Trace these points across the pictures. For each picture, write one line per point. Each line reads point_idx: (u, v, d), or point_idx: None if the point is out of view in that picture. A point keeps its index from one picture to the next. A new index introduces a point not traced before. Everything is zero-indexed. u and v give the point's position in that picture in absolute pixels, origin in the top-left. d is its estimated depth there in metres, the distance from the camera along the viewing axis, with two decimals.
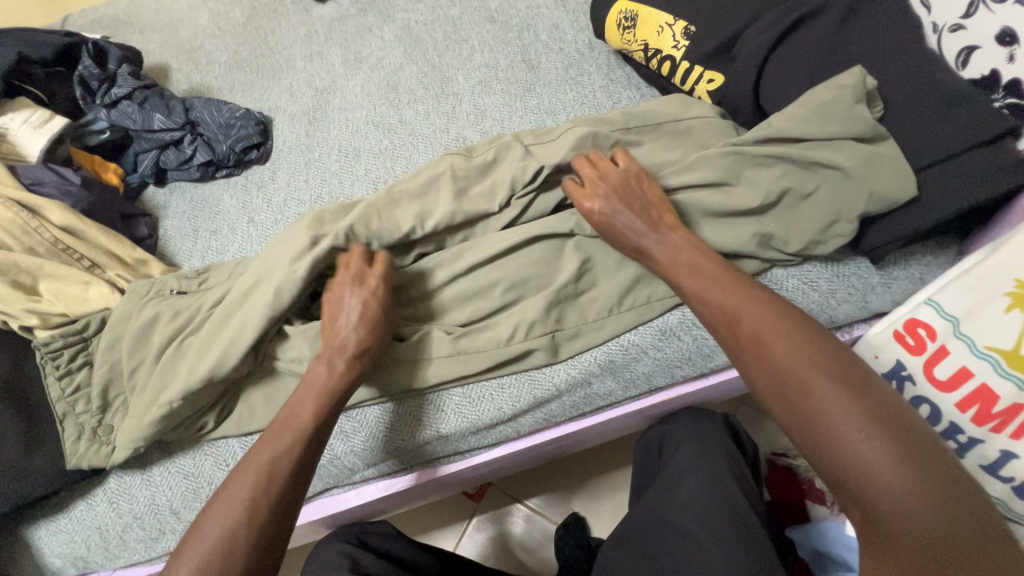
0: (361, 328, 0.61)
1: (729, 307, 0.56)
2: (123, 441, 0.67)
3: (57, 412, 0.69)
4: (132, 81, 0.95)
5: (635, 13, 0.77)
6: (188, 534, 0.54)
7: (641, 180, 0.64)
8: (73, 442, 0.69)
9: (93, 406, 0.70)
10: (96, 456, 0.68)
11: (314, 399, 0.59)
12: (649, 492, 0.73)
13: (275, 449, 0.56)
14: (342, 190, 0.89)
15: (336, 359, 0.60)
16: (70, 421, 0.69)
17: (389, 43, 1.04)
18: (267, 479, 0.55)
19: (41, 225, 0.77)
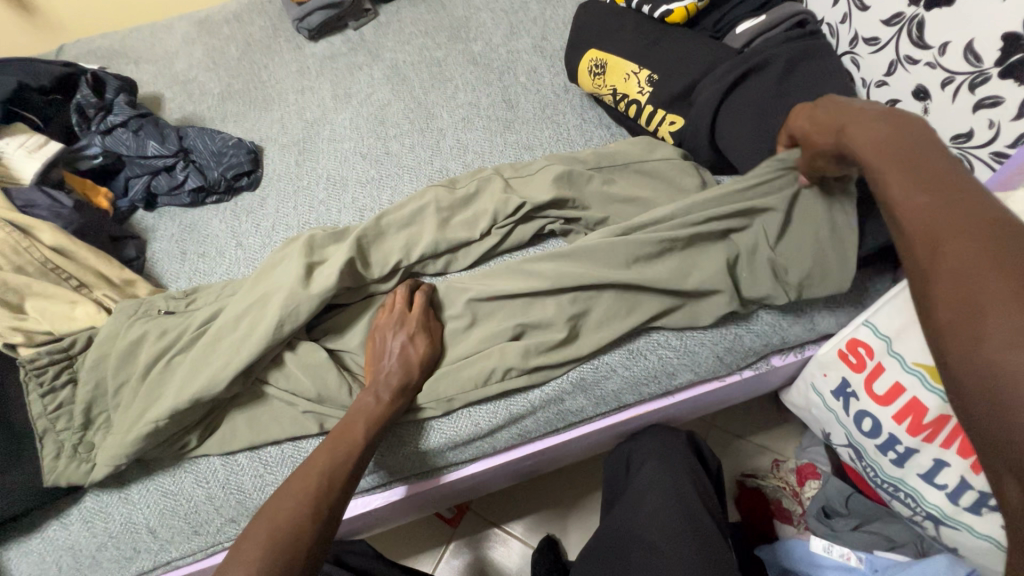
0: (402, 368, 0.67)
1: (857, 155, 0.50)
2: (105, 458, 0.68)
3: (37, 428, 0.69)
4: (128, 110, 0.99)
5: (604, 61, 0.84)
6: (238, 541, 0.54)
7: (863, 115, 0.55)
8: (53, 459, 0.69)
9: (75, 423, 0.71)
10: (75, 473, 0.69)
11: (365, 427, 0.62)
12: (617, 507, 0.76)
13: (335, 459, 0.59)
14: (329, 216, 0.93)
15: (382, 391, 0.65)
16: (48, 439, 0.69)
17: (377, 80, 1.11)
18: (326, 486, 0.57)
19: (32, 245, 0.79)
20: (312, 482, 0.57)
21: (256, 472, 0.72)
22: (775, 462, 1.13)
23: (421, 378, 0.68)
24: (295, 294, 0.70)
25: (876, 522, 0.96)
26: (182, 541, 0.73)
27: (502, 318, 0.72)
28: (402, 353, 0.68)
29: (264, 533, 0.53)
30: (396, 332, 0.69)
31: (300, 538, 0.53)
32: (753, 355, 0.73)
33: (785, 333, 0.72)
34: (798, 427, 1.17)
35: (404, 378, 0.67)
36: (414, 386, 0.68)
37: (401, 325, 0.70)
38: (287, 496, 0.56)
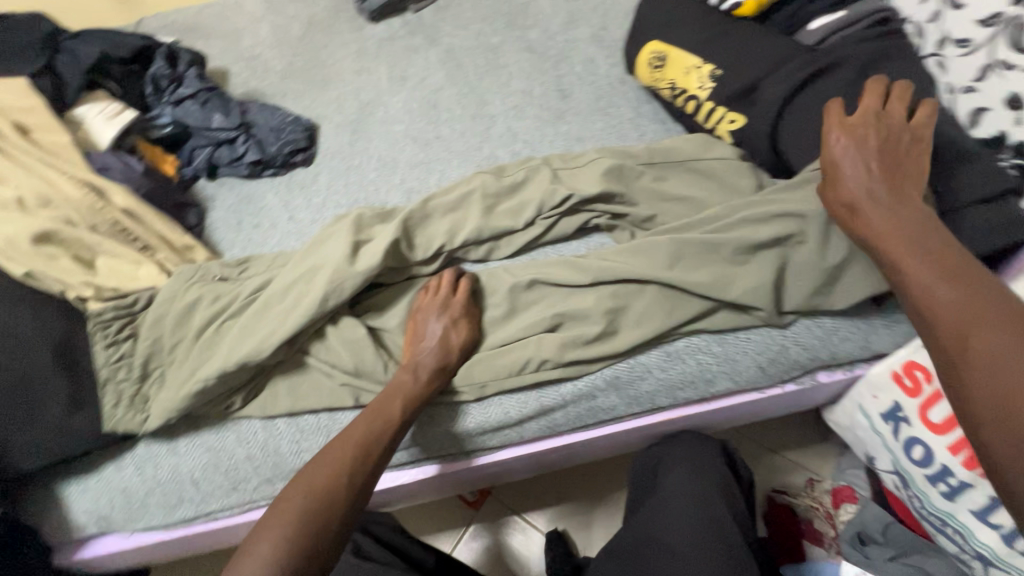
0: (441, 350, 0.68)
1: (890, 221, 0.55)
2: (158, 411, 0.73)
3: (100, 377, 0.75)
4: (197, 83, 1.03)
5: (665, 53, 0.81)
6: (276, 503, 0.55)
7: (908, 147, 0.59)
8: (113, 406, 0.74)
9: (133, 374, 0.76)
10: (131, 422, 0.74)
11: (401, 405, 0.63)
12: (642, 509, 0.75)
13: (371, 433, 0.61)
14: (377, 196, 0.95)
15: (421, 371, 0.66)
16: (109, 388, 0.75)
17: (432, 64, 1.11)
18: (363, 459, 0.59)
19: (105, 206, 0.84)
20: (349, 453, 0.58)
21: (293, 438, 0.75)
22: (809, 481, 1.09)
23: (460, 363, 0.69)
24: (342, 271, 0.72)
25: (915, 554, 0.92)
26: (221, 496, 0.77)
27: (542, 309, 0.72)
28: (443, 336, 0.69)
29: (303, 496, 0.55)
30: (438, 316, 0.70)
31: (335, 505, 0.55)
32: (798, 368, 0.70)
33: (836, 349, 0.68)
34: (837, 447, 1.12)
35: (442, 361, 0.68)
36: (451, 370, 0.68)
37: (443, 309, 0.71)
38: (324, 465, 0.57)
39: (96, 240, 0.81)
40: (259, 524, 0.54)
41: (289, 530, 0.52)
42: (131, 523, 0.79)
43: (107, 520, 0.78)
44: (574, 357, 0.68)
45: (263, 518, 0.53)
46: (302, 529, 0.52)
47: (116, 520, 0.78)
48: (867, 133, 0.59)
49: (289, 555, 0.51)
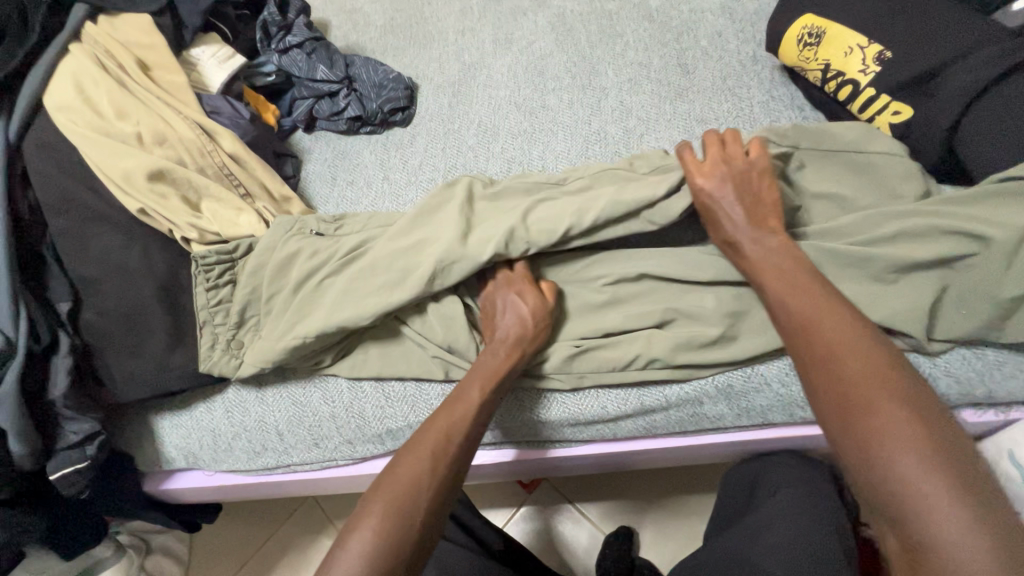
0: (514, 324, 0.64)
1: (810, 315, 0.54)
2: (254, 359, 0.73)
3: (199, 319, 0.76)
4: (305, 32, 1.02)
5: (822, 30, 0.72)
6: (363, 498, 0.55)
7: (762, 177, 0.63)
8: (209, 348, 0.75)
9: (231, 320, 0.76)
10: (226, 366, 0.75)
11: (478, 388, 0.60)
12: (734, 529, 0.70)
13: (449, 421, 0.58)
14: (476, 164, 0.91)
15: (497, 349, 0.63)
16: (206, 331, 0.76)
17: (541, 28, 1.05)
18: (441, 450, 0.56)
19: (214, 150, 0.84)
20: (424, 449, 0.56)
21: (379, 402, 0.74)
22: None
23: (542, 334, 0.65)
24: (447, 239, 0.68)
25: None
26: (302, 449, 0.78)
27: (654, 304, 0.66)
28: (513, 310, 0.65)
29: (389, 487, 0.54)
30: (504, 293, 0.67)
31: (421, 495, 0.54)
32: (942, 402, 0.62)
33: (995, 387, 0.59)
34: None
35: (519, 332, 0.64)
36: (531, 341, 0.64)
37: (507, 285, 0.67)
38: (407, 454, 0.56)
39: (204, 182, 0.81)
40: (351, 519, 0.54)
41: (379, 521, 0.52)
42: (216, 463, 0.81)
43: (194, 457, 0.81)
44: (687, 360, 0.63)
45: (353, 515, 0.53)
46: (391, 518, 0.52)
47: (202, 458, 0.81)
48: (737, 180, 0.62)
49: (375, 551, 0.50)
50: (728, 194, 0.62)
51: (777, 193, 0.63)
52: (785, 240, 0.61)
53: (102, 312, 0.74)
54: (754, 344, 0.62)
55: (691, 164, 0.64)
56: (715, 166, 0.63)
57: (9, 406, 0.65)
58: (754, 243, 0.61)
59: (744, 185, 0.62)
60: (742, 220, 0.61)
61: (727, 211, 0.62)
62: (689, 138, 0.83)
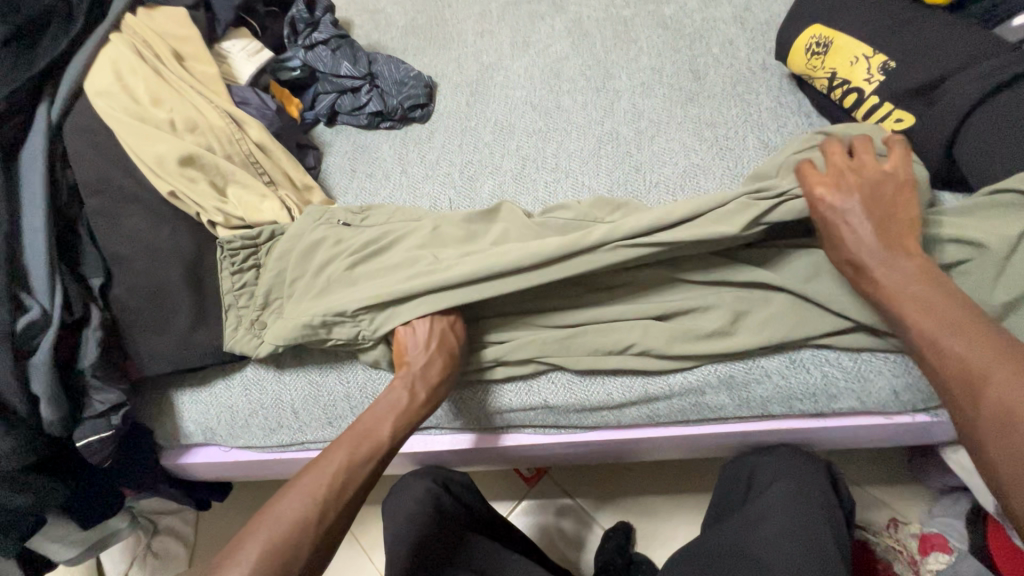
0: (437, 364, 0.66)
1: (972, 359, 0.49)
2: (271, 337, 0.75)
3: (225, 302, 0.79)
4: (331, 30, 1.06)
5: (829, 40, 0.75)
6: (253, 519, 0.57)
7: (900, 194, 0.59)
8: (233, 327, 0.79)
9: (255, 302, 0.79)
10: (246, 345, 0.78)
11: (391, 429, 0.63)
12: (731, 519, 0.72)
13: (353, 460, 0.60)
14: (491, 160, 0.94)
15: (417, 390, 0.65)
16: (231, 311, 0.79)
17: (558, 32, 1.09)
18: (340, 488, 0.58)
19: (242, 138, 0.88)
20: (326, 483, 0.58)
21: None
22: (891, 521, 1.01)
23: (451, 377, 0.66)
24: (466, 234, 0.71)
25: None
26: (316, 428, 0.81)
27: (658, 296, 0.68)
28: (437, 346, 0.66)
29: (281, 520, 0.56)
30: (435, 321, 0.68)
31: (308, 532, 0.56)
32: (936, 399, 0.64)
33: None
34: (931, 492, 1.03)
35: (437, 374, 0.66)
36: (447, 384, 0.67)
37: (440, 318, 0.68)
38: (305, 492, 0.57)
39: (231, 168, 0.85)
40: (237, 538, 0.56)
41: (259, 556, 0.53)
42: (233, 439, 0.84)
43: (212, 432, 0.84)
44: (690, 351, 0.65)
45: (238, 536, 0.55)
46: (272, 553, 0.54)
47: (220, 433, 0.84)
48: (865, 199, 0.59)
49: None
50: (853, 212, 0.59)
51: (914, 211, 0.58)
52: (921, 262, 0.56)
53: (132, 288, 0.77)
54: (755, 336, 0.65)
55: (815, 182, 0.61)
56: (842, 179, 0.60)
57: (41, 373, 0.68)
58: (887, 266, 0.56)
59: (875, 204, 0.59)
60: (869, 242, 0.57)
61: (854, 233, 0.58)
62: (699, 140, 0.86)
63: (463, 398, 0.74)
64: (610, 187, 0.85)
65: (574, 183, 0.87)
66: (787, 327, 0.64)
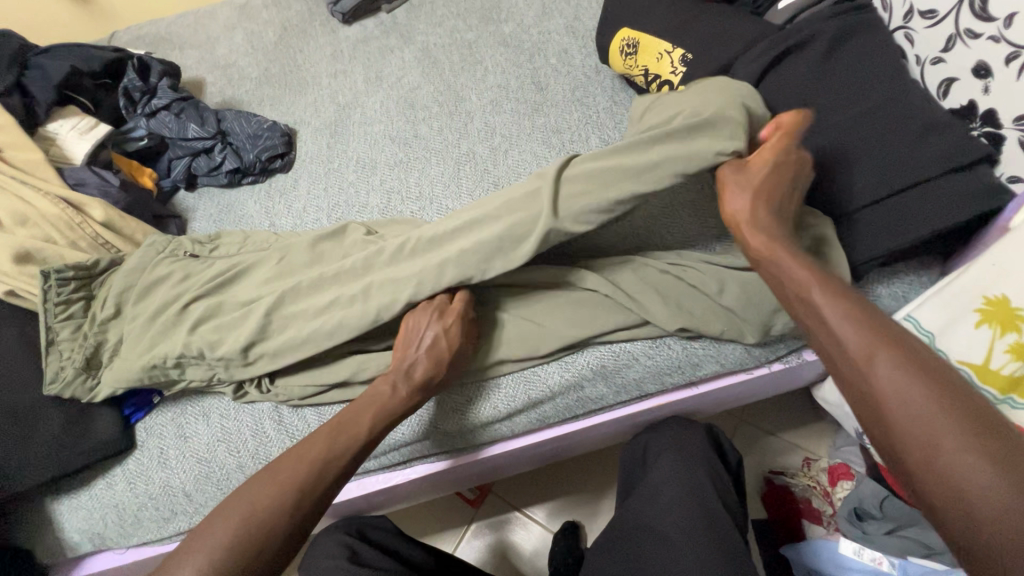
0: (428, 358, 0.65)
1: (864, 348, 0.48)
2: (116, 382, 0.74)
3: (58, 390, 0.73)
4: (170, 94, 1.03)
5: (636, 41, 0.82)
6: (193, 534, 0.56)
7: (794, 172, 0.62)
8: (54, 375, 0.74)
9: (87, 371, 0.76)
10: (80, 389, 0.75)
11: (369, 419, 0.63)
12: (632, 498, 0.76)
13: (318, 445, 0.60)
14: (358, 199, 0.94)
15: (399, 382, 0.65)
16: (53, 358, 0.75)
17: (408, 63, 1.11)
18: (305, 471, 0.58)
19: (84, 221, 0.83)
20: (285, 476, 0.58)
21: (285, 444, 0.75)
22: (805, 461, 1.11)
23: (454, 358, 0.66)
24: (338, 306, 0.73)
25: (913, 526, 0.91)
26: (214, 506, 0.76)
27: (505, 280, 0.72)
28: (433, 346, 0.65)
29: (231, 529, 0.55)
30: (432, 324, 0.66)
31: (282, 519, 0.56)
32: (782, 348, 0.70)
33: None
34: (832, 425, 1.13)
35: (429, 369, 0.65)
36: (438, 381, 0.66)
37: (439, 318, 0.66)
38: (236, 500, 0.57)
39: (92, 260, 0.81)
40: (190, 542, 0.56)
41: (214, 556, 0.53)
42: (126, 539, 0.78)
43: (101, 537, 0.78)
44: (553, 343, 0.68)
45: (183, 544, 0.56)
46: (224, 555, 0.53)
47: (110, 536, 0.78)
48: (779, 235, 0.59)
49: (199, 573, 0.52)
50: (750, 183, 0.61)
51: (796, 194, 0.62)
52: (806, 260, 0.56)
53: None
54: (606, 319, 0.68)
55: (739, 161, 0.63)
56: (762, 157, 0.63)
57: None
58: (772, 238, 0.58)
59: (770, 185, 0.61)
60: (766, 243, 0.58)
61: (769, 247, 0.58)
62: (548, 147, 0.90)
63: None
64: (474, 206, 0.88)
65: (438, 209, 0.89)
66: (637, 304, 0.68)
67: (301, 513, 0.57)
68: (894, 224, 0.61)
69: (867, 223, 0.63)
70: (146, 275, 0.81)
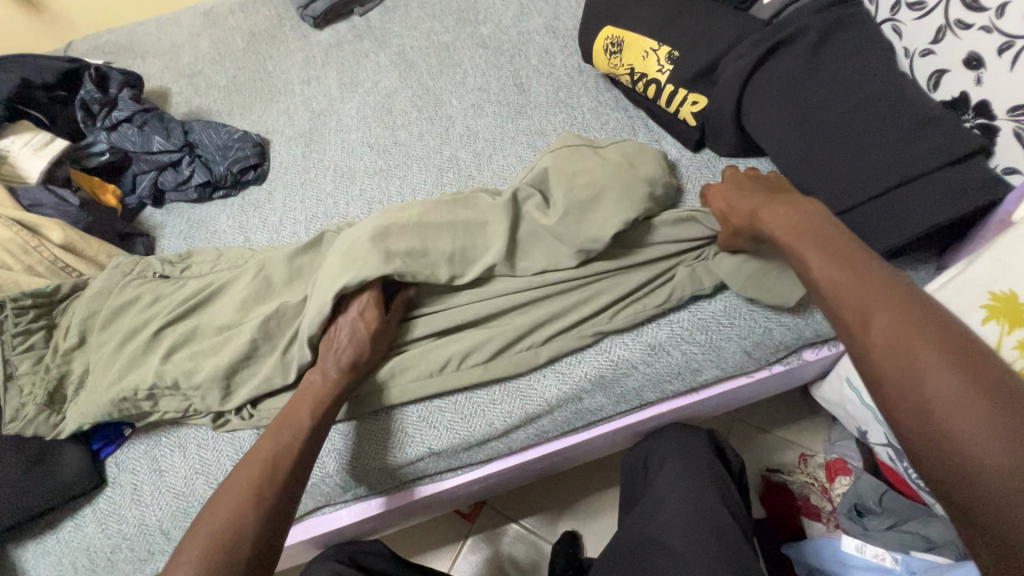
0: (348, 339, 0.64)
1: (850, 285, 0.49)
2: (82, 417, 0.69)
3: (17, 429, 0.68)
4: (132, 105, 0.97)
5: (620, 39, 0.80)
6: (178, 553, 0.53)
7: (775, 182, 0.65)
8: (14, 414, 0.69)
9: (49, 405, 0.70)
10: (43, 426, 0.69)
11: (308, 407, 0.61)
12: (636, 510, 0.74)
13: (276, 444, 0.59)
14: (337, 209, 0.91)
15: (327, 367, 0.64)
16: (13, 394, 0.69)
17: (384, 67, 1.07)
18: (270, 469, 0.57)
19: (41, 244, 0.78)
20: (250, 473, 0.56)
21: None
22: (801, 458, 1.10)
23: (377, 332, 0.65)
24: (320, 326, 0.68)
25: (912, 521, 0.91)
26: None
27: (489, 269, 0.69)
28: (351, 329, 0.65)
29: (199, 541, 0.53)
30: (346, 309, 0.66)
31: (251, 519, 0.54)
32: (784, 349, 0.68)
33: (820, 325, 0.67)
34: (827, 420, 1.13)
35: (353, 350, 0.64)
36: (366, 358, 0.65)
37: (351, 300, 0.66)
38: (202, 513, 0.55)
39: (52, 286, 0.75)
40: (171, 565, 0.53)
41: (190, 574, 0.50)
42: None
43: None
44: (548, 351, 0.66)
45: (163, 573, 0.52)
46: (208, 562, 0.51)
47: None
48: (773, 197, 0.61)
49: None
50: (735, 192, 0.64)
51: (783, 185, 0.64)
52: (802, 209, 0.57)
53: None
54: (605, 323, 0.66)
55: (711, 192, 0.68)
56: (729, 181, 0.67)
57: None
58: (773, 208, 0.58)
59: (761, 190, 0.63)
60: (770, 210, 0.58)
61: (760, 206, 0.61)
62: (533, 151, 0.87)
63: (353, 463, 0.68)
64: None
65: None
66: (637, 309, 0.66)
67: (272, 511, 0.55)
68: (892, 220, 0.59)
69: (864, 219, 0.61)
70: (112, 300, 0.76)
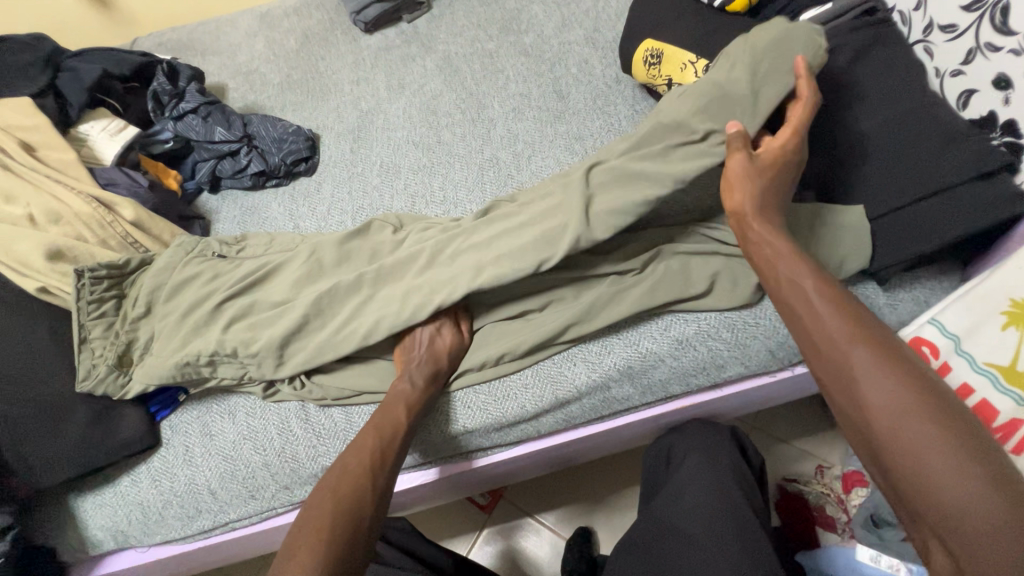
0: (430, 354, 0.70)
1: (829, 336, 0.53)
2: (145, 379, 0.75)
3: (91, 389, 0.74)
4: (198, 98, 1.04)
5: (660, 51, 0.84)
6: (291, 539, 0.55)
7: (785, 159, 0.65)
8: (86, 373, 0.75)
9: (116, 368, 0.76)
10: (111, 385, 0.75)
11: (408, 409, 0.66)
12: (657, 498, 0.77)
13: (382, 438, 0.63)
14: (382, 202, 0.96)
15: (416, 376, 0.68)
16: (85, 355, 0.75)
17: (429, 71, 1.13)
18: (381, 457, 0.62)
19: (114, 220, 0.85)
20: (365, 459, 0.61)
21: (312, 444, 0.75)
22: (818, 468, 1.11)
23: (458, 349, 0.72)
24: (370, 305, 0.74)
25: None
26: (239, 503, 0.77)
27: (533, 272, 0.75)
28: (431, 342, 0.70)
29: (317, 525, 0.55)
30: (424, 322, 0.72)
31: (366, 507, 0.58)
32: None
33: None
34: None
35: (432, 365, 0.69)
36: (444, 372, 0.70)
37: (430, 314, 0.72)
38: (316, 501, 0.58)
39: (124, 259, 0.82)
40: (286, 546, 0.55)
41: (315, 561, 0.52)
42: (149, 537, 0.78)
43: (125, 535, 0.78)
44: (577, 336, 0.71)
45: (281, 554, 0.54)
46: (330, 545, 0.54)
47: (134, 535, 0.78)
48: (777, 215, 0.64)
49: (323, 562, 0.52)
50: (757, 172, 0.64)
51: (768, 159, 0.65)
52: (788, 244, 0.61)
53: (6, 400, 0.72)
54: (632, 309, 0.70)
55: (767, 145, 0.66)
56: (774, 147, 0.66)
57: None
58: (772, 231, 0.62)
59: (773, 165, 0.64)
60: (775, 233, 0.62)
61: (753, 233, 0.63)
62: (571, 155, 0.92)
63: None
64: None
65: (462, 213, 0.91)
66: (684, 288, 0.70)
67: (380, 497, 0.59)
68: (914, 229, 0.63)
69: (896, 226, 0.65)
70: (175, 275, 0.82)
